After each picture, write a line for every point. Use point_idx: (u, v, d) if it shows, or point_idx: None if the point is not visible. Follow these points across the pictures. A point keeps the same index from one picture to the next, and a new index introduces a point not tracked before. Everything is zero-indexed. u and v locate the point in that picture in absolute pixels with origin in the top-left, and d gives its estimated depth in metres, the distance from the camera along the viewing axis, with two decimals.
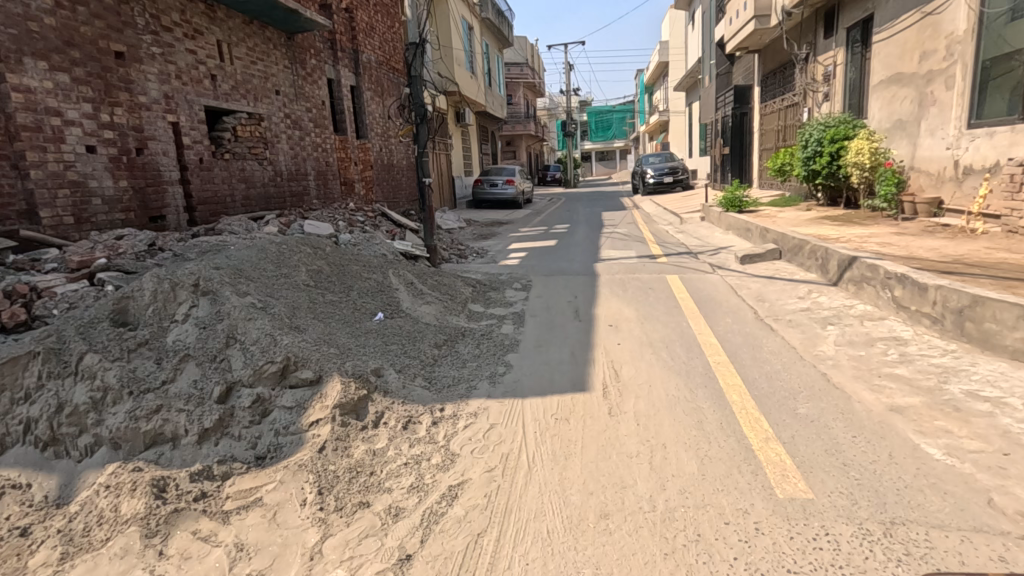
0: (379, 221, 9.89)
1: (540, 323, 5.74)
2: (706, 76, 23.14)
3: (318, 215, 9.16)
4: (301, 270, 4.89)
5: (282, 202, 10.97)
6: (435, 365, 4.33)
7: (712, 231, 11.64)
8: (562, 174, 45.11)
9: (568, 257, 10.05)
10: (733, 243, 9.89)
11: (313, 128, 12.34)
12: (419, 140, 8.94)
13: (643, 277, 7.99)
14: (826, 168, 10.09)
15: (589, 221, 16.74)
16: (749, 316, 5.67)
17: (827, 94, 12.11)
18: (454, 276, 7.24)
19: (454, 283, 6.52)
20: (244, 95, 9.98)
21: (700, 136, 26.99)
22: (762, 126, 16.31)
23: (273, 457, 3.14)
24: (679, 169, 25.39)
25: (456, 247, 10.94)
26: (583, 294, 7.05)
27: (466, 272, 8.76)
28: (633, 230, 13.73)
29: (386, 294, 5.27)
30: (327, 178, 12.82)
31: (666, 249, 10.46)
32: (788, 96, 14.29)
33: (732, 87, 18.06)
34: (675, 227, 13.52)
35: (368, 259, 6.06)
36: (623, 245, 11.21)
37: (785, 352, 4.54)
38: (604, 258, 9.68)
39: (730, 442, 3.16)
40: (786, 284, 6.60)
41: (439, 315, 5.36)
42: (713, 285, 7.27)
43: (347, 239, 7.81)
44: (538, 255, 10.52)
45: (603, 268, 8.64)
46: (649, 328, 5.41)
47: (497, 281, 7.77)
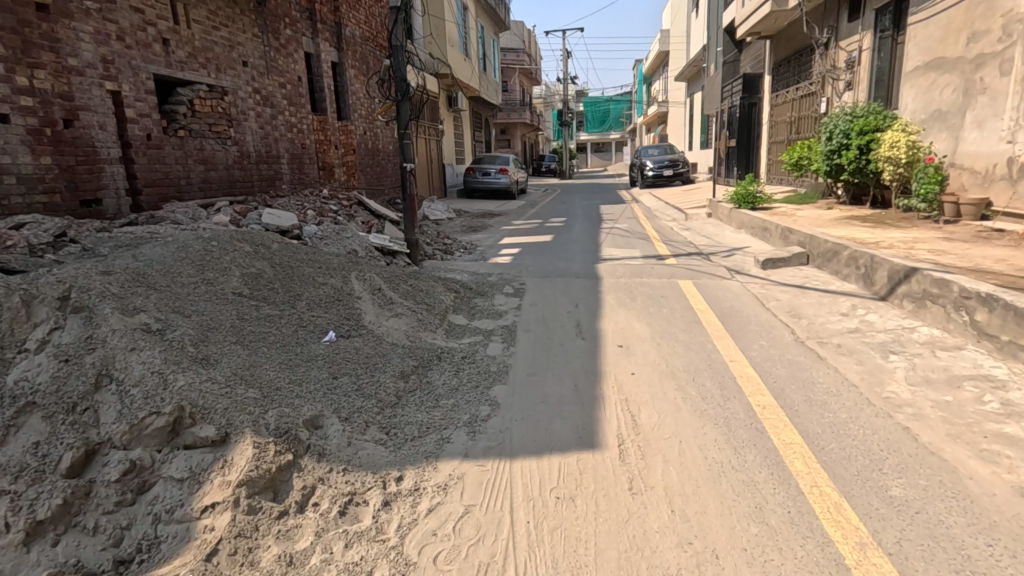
0: (355, 211, 8.82)
1: (535, 341, 4.73)
2: (710, 65, 22.07)
3: (285, 203, 8.08)
4: (233, 273, 3.83)
5: (249, 187, 9.86)
6: (398, 406, 3.31)
7: (722, 229, 10.69)
8: (557, 164, 44.04)
9: (565, 255, 9.03)
10: (748, 244, 8.95)
11: (288, 106, 11.19)
12: (400, 119, 7.86)
13: (653, 282, 7.00)
14: (853, 163, 9.11)
15: (586, 215, 15.76)
16: (787, 337, 4.71)
17: (850, 83, 11.12)
18: (436, 278, 6.21)
19: (434, 287, 5.49)
20: (204, 64, 8.84)
21: (702, 128, 26.00)
22: (773, 117, 15.32)
23: (142, 562, 2.07)
24: (680, 161, 24.40)
25: (442, 241, 9.91)
26: (586, 302, 6.05)
27: (450, 271, 7.73)
28: (635, 225, 12.75)
29: (343, 305, 4.22)
30: (303, 162, 11.71)
31: (673, 248, 9.48)
32: (804, 85, 13.28)
33: (741, 75, 17.04)
34: (680, 224, 12.57)
35: (328, 258, 5.00)
36: (626, 243, 10.23)
37: (846, 393, 3.59)
38: (606, 257, 8.70)
39: (810, 549, 2.19)
40: (823, 297, 5.65)
41: (410, 332, 4.34)
42: (735, 293, 6.30)
43: (313, 232, 6.74)
44: (532, 252, 9.52)
45: (606, 270, 7.65)
46: (669, 352, 4.41)
47: (485, 283, 6.74)
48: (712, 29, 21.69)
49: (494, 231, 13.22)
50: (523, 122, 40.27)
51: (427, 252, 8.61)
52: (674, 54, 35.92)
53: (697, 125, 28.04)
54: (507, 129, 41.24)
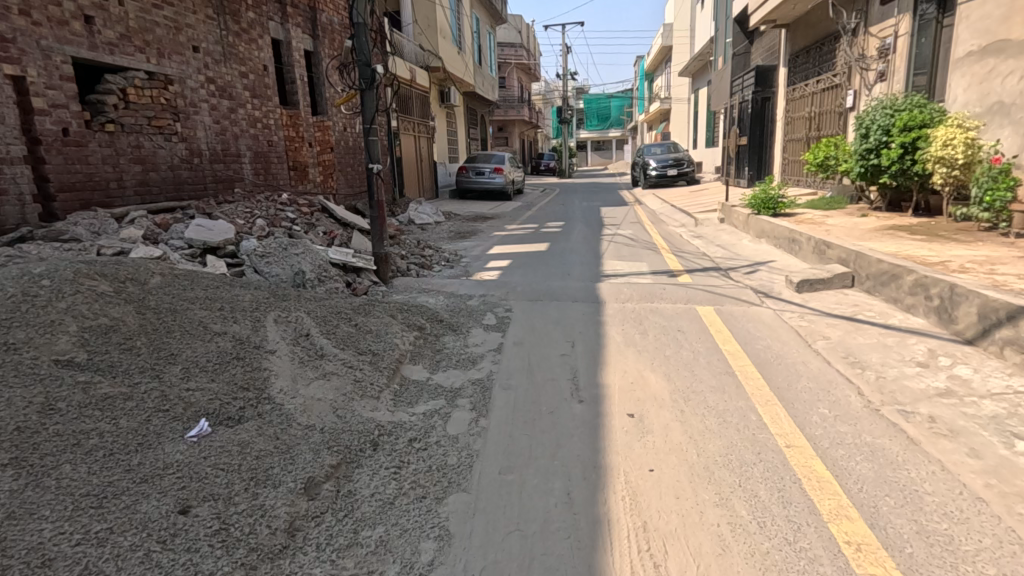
0: (317, 218, 7.58)
1: (515, 408, 3.51)
2: (719, 58, 20.79)
3: (230, 210, 6.88)
4: (62, 334, 2.61)
5: (202, 190, 8.64)
6: (285, 556, 2.08)
7: (739, 238, 9.51)
8: (556, 163, 42.82)
9: (561, 270, 7.84)
10: (772, 258, 7.76)
11: (250, 99, 9.96)
12: (365, 111, 6.61)
13: (666, 309, 5.80)
14: (895, 164, 7.85)
15: (585, 218, 14.55)
16: (854, 401, 3.52)
17: (882, 73, 9.89)
18: (397, 306, 5.00)
19: (388, 324, 4.26)
20: (142, 48, 7.64)
21: (709, 125, 24.74)
22: (791, 112, 14.07)
23: None
24: (685, 160, 23.15)
25: (422, 251, 8.69)
26: (584, 338, 4.83)
27: (423, 292, 6.53)
28: (640, 232, 11.56)
29: (243, 368, 3.01)
30: (270, 161, 10.51)
31: (685, 260, 8.31)
32: (827, 77, 12.05)
33: (753, 67, 15.80)
34: (690, 230, 11.36)
35: (243, 292, 3.79)
36: (630, 254, 9.03)
37: (974, 517, 2.38)
38: (608, 273, 7.51)
39: None
40: (886, 337, 4.46)
41: (340, 401, 3.12)
42: (768, 326, 5.10)
43: (251, 248, 5.57)
44: (525, 265, 8.34)
45: (610, 291, 6.46)
46: (698, 431, 3.19)
47: (461, 312, 5.55)
48: (720, 19, 20.40)
49: (485, 238, 12.01)
50: (520, 120, 39.04)
51: (400, 267, 7.38)
52: (677, 50, 34.66)
53: (702, 122, 26.77)
54: (505, 127, 40.04)
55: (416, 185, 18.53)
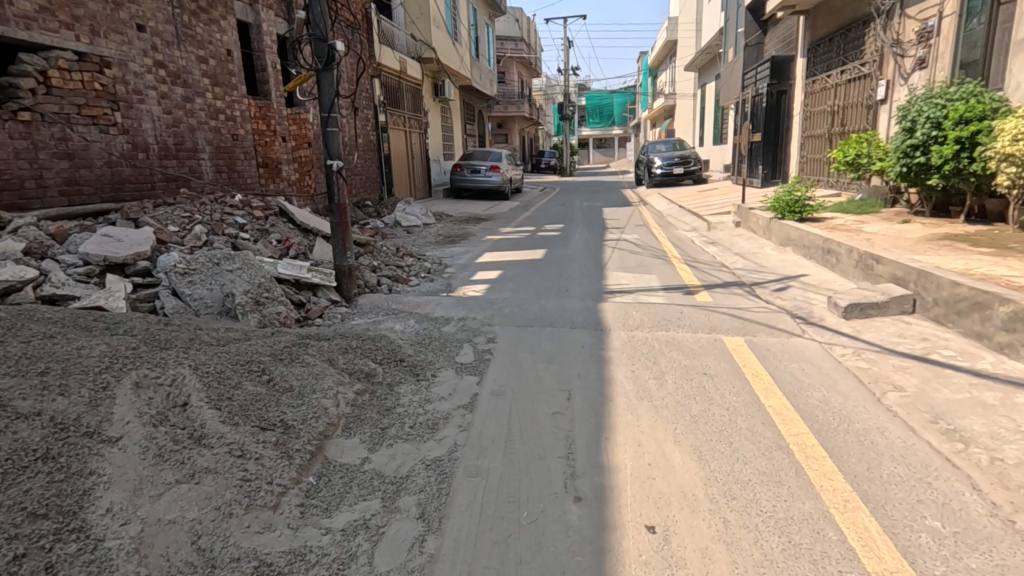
0: (272, 224, 6.50)
1: (484, 513, 2.43)
2: (729, 49, 19.65)
3: (163, 214, 5.82)
4: None
5: (149, 190, 7.58)
6: None
7: (760, 247, 8.44)
8: (557, 160, 41.72)
9: (559, 285, 6.77)
10: (804, 272, 6.68)
11: (211, 86, 8.86)
12: (323, 97, 5.52)
13: (683, 339, 4.72)
14: (948, 162, 6.71)
15: (586, 220, 13.46)
16: (971, 504, 2.44)
17: (921, 60, 8.79)
18: (344, 341, 3.92)
19: (320, 374, 3.17)
20: (69, 25, 6.57)
21: (717, 122, 23.64)
22: (813, 106, 12.97)
23: None
24: (692, 158, 22.06)
25: (400, 261, 7.63)
26: (585, 385, 3.74)
27: (391, 314, 5.46)
28: (647, 237, 10.49)
29: (48, 478, 1.93)
30: (236, 158, 9.46)
31: (700, 272, 7.24)
32: (854, 66, 10.94)
33: (768, 58, 14.68)
34: (702, 235, 10.29)
35: (101, 342, 2.72)
36: (638, 263, 7.96)
37: None
38: (613, 289, 6.44)
39: None
40: (983, 394, 3.38)
41: (208, 523, 2.03)
42: (816, 366, 4.03)
43: (171, 264, 4.53)
44: (518, 277, 7.28)
45: (615, 313, 5.39)
46: (755, 568, 2.09)
47: (431, 345, 4.47)
48: (731, 8, 19.25)
49: (476, 242, 10.92)
50: (521, 116, 37.96)
51: (369, 281, 6.31)
52: (682, 44, 33.50)
53: (709, 118, 25.61)
54: (504, 123, 38.96)
55: (406, 184, 17.47)
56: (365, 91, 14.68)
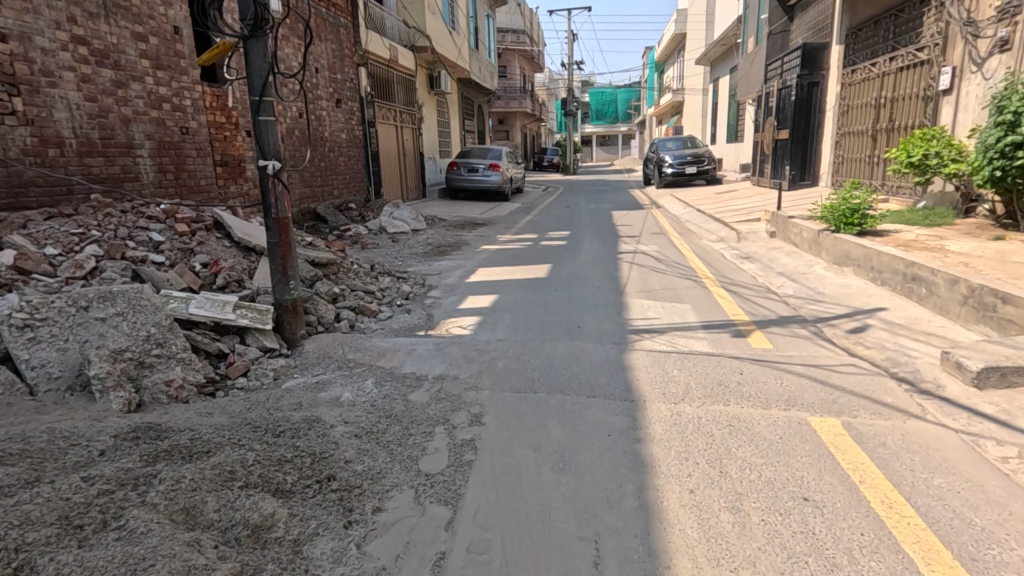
0: (200, 237, 5.07)
1: None
2: (749, 38, 18.18)
3: (44, 227, 4.44)
4: None
5: (62, 195, 6.21)
6: None
7: (809, 266, 7.03)
8: (559, 157, 40.31)
9: (568, 320, 5.35)
10: (880, 306, 5.26)
11: (152, 70, 7.43)
12: (252, 78, 4.07)
13: (752, 423, 3.27)
14: None
15: (595, 226, 12.07)
16: None
17: (1003, 41, 7.33)
18: (234, 455, 2.49)
19: (144, 564, 1.77)
20: None
21: (733, 117, 22.20)
22: (854, 99, 11.50)
23: None
24: (705, 156, 20.62)
25: (373, 283, 6.23)
26: (622, 535, 2.30)
27: (343, 372, 4.03)
28: (667, 249, 9.09)
29: None
30: (187, 155, 8.02)
31: (744, 301, 5.83)
32: (907, 52, 9.51)
33: (798, 46, 13.23)
34: (731, 247, 8.88)
35: None
36: (663, 286, 6.56)
37: None
38: (639, 328, 5.05)
39: None
40: None
41: None
42: (973, 485, 2.61)
43: (6, 313, 3.15)
44: (519, 306, 5.89)
45: (648, 370, 3.98)
46: None
47: (385, 438, 3.03)
48: None
49: (470, 254, 9.52)
50: (522, 111, 36.57)
51: (325, 316, 4.90)
52: (692, 36, 32.00)
53: (722, 114, 24.17)
54: (505, 119, 37.58)
55: (397, 184, 16.06)
56: (349, 81, 13.22)
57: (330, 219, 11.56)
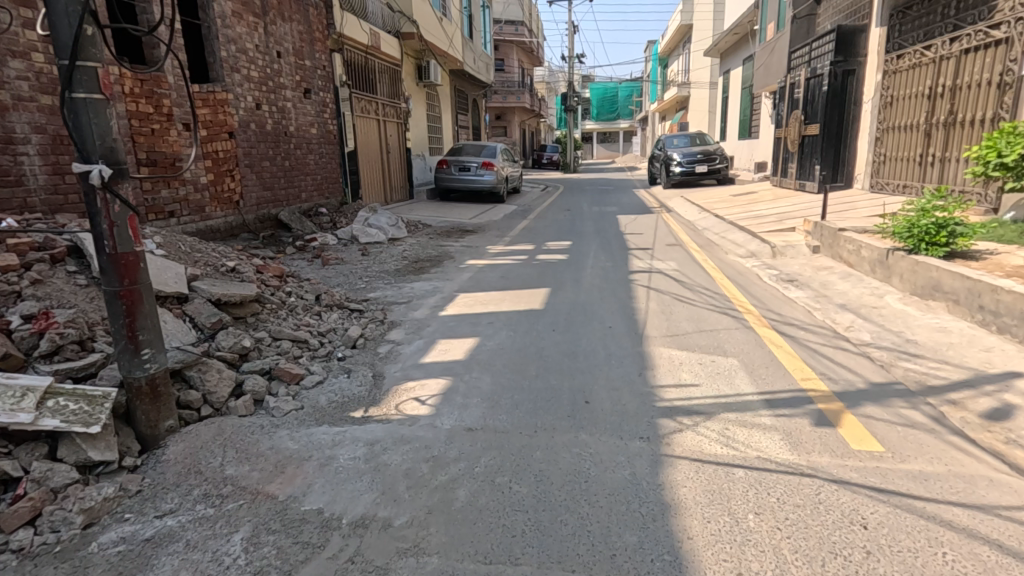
0: (41, 270, 3.53)
1: None
2: (768, 25, 16.60)
3: None
4: None
5: None
6: None
7: (879, 299, 5.49)
8: (559, 155, 38.68)
9: (571, 388, 3.80)
10: (1010, 370, 3.72)
11: (41, 44, 5.84)
12: (57, 29, 2.48)
13: None
14: None
15: (601, 235, 10.55)
16: None
17: None
18: None
19: None
20: None
21: (747, 112, 20.61)
22: (902, 89, 9.96)
23: None
24: (716, 154, 19.06)
25: (309, 324, 4.68)
26: None
27: (207, 510, 2.48)
28: (688, 267, 7.55)
29: None
30: None
31: (808, 355, 4.30)
32: (977, 30, 7.95)
33: (830, 29, 11.65)
34: (766, 266, 7.36)
35: None
36: (694, 327, 5.03)
37: None
38: (674, 406, 3.51)
39: None
40: None
41: None
42: None
43: None
44: (505, 359, 4.35)
45: (703, 507, 2.44)
46: None
47: None
48: None
49: (453, 271, 7.98)
50: (520, 106, 34.95)
51: (215, 391, 3.35)
52: (700, 27, 30.28)
53: (734, 108, 22.61)
54: (502, 115, 35.97)
55: (379, 184, 14.50)
56: (321, 68, 11.62)
57: (294, 226, 10.02)
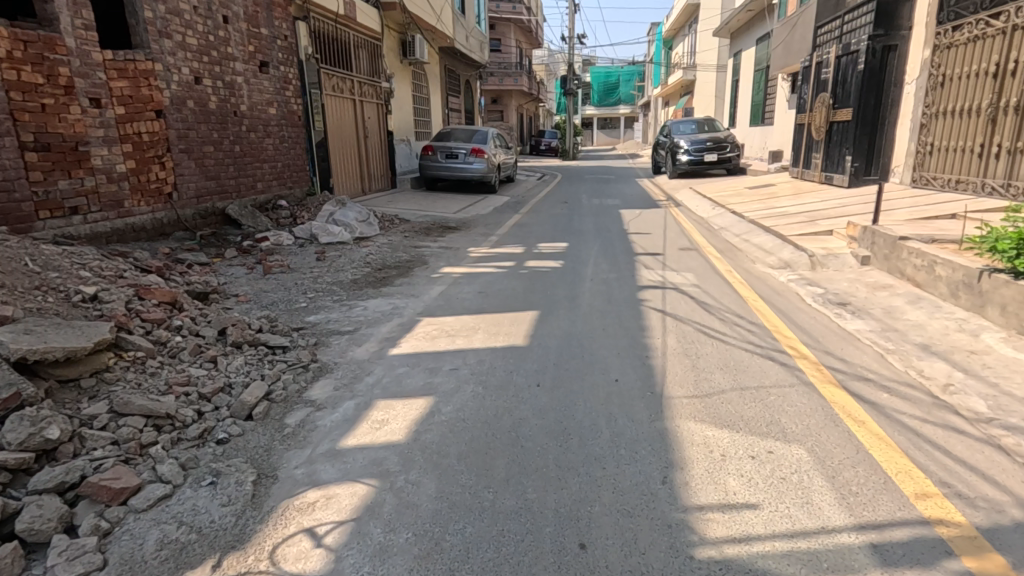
0: None
1: None
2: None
3: None
4: None
5: None
6: None
7: (975, 340, 4.11)
8: (558, 140, 37.04)
9: (559, 512, 2.42)
10: None
11: None
12: None
13: None
14: None
15: (602, 234, 9.14)
16: None
17: None
18: None
19: None
20: None
21: (761, 96, 19.06)
22: (958, 67, 8.51)
23: None
24: (727, 141, 17.56)
25: (189, 382, 3.30)
26: None
27: None
28: (709, 281, 6.16)
29: None
30: None
31: (908, 442, 2.93)
32: None
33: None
34: (806, 283, 5.96)
35: None
36: (733, 383, 3.64)
37: None
38: (727, 561, 2.13)
39: None
40: None
41: None
42: None
43: None
44: (464, 445, 2.96)
45: None
46: None
47: None
48: None
49: (422, 282, 6.58)
50: (518, 89, 33.32)
51: None
52: (709, 6, 28.50)
53: (745, 92, 21.06)
54: (499, 98, 34.27)
55: (355, 173, 13.02)
56: (282, 38, 10.08)
57: (244, 223, 8.58)
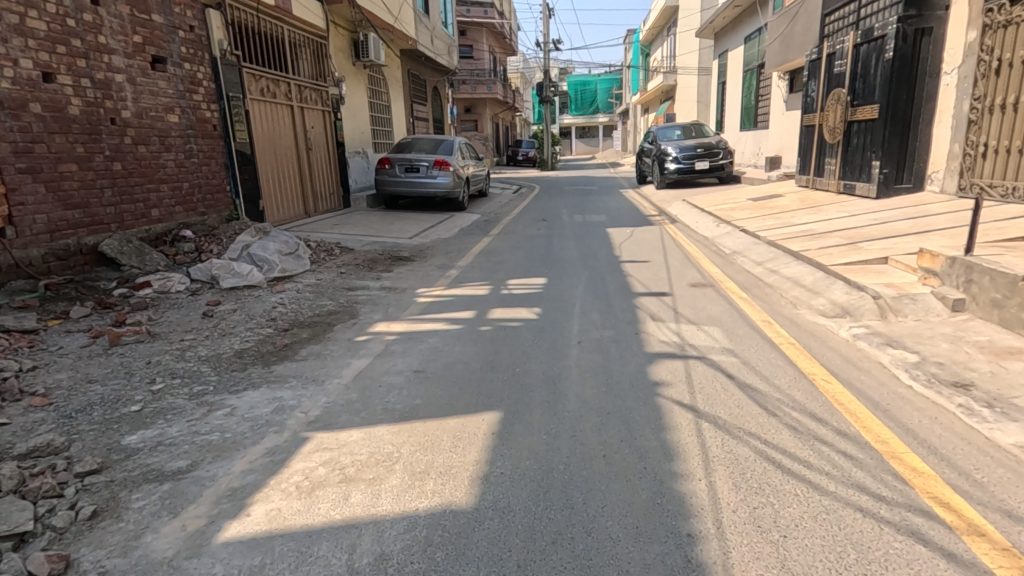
0: None
1: None
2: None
3: None
4: None
5: None
6: None
7: None
8: (536, 150, 35.40)
9: None
10: None
11: None
12: None
13: None
14: None
15: (588, 264, 7.30)
16: None
17: None
18: None
19: None
20: None
21: (753, 98, 17.59)
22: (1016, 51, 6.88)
23: None
24: (719, 146, 15.97)
25: None
26: None
27: None
28: (746, 343, 4.31)
29: None
30: None
31: None
32: None
33: None
34: (889, 344, 4.13)
35: None
36: None
37: None
38: None
39: None
40: None
41: None
42: None
43: None
44: None
45: None
46: None
47: None
48: None
49: (340, 349, 4.64)
50: (492, 97, 31.66)
51: None
52: (689, 5, 27.26)
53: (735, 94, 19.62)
54: (474, 107, 32.56)
55: (294, 191, 11.03)
56: (187, 29, 8.13)
57: (125, 262, 6.54)
